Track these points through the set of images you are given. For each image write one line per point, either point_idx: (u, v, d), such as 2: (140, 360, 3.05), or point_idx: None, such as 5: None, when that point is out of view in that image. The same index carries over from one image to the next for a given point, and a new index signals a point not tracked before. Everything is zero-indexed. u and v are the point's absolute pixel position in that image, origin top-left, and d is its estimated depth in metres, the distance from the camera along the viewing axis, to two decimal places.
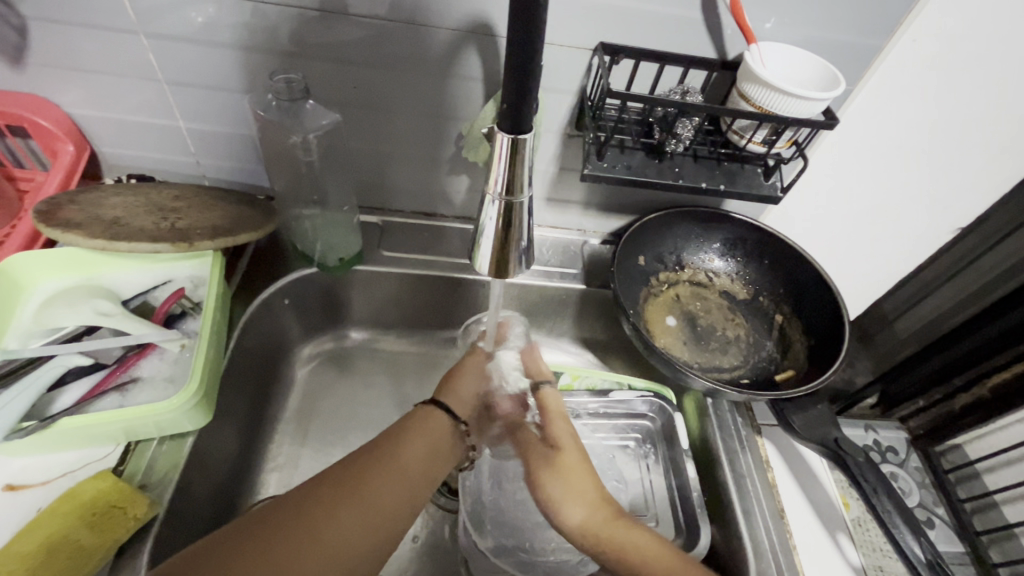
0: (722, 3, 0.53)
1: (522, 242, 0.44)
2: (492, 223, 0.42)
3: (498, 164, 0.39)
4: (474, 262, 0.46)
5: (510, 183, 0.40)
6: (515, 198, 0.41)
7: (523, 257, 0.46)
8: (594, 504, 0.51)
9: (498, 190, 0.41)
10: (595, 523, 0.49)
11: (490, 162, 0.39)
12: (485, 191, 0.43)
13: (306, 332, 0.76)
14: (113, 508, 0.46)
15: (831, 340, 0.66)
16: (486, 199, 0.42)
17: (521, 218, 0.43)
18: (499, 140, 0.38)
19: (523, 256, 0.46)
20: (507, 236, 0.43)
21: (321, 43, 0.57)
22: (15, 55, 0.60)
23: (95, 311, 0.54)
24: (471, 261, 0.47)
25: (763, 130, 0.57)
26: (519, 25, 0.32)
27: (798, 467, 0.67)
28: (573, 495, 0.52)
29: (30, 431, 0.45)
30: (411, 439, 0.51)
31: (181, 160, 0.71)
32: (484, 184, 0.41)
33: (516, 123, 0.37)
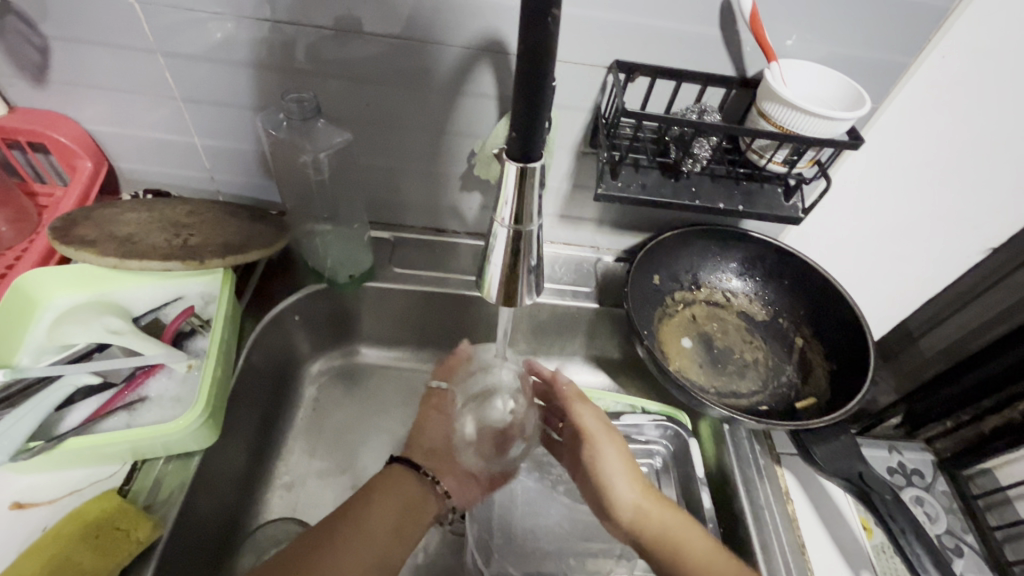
0: (741, 20, 0.52)
1: (534, 266, 0.42)
2: (500, 252, 0.41)
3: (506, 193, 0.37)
4: (482, 289, 0.43)
5: (519, 212, 0.39)
6: (525, 226, 0.40)
7: (534, 283, 0.44)
8: (646, 489, 0.53)
9: (506, 219, 0.39)
10: (650, 502, 0.52)
11: (499, 189, 0.38)
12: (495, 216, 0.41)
13: (315, 348, 0.75)
14: (116, 530, 0.45)
15: (855, 366, 0.64)
16: (494, 226, 0.40)
17: (532, 241, 0.41)
18: (508, 168, 0.36)
19: (534, 280, 0.44)
20: (516, 261, 0.41)
21: (334, 60, 0.57)
22: (37, 75, 0.61)
23: (107, 328, 0.54)
24: (479, 287, 0.45)
25: (784, 150, 0.55)
26: (529, 49, 0.31)
27: (824, 505, 0.62)
28: (623, 474, 0.54)
29: (38, 450, 0.45)
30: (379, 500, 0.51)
31: (195, 175, 0.71)
32: (492, 212, 0.40)
33: (525, 151, 0.36)
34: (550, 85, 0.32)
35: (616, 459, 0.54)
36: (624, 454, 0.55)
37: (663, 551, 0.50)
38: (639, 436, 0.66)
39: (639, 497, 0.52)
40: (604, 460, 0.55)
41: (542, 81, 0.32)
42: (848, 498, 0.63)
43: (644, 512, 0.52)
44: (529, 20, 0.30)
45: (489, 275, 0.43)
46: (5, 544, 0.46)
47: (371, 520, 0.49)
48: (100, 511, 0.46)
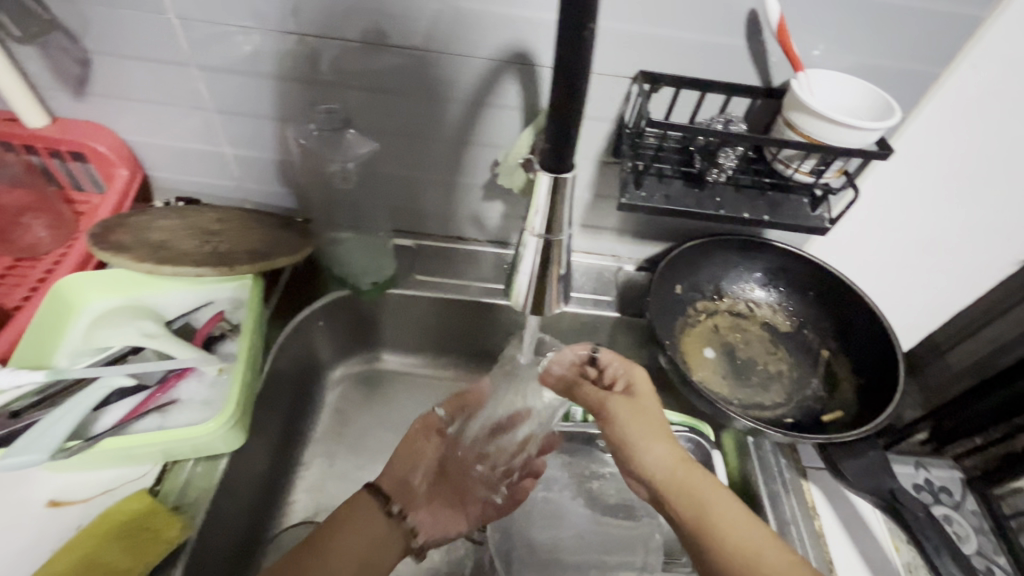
0: (767, 31, 0.52)
1: (563, 271, 0.43)
2: (529, 260, 0.41)
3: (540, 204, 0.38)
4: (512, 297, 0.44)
5: (551, 222, 0.39)
6: (555, 236, 0.40)
7: (563, 293, 0.44)
8: (673, 453, 0.52)
9: (537, 228, 0.40)
10: (674, 465, 0.52)
11: (530, 199, 0.39)
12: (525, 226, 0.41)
13: (338, 354, 0.76)
14: (149, 530, 0.46)
15: (886, 381, 0.63)
16: (525, 236, 0.41)
17: (562, 248, 0.41)
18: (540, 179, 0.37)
19: (563, 289, 0.44)
20: (546, 270, 0.42)
21: (362, 72, 0.58)
22: (78, 87, 0.63)
23: (142, 332, 0.56)
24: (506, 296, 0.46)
25: (811, 160, 0.55)
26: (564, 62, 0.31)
27: (850, 520, 0.60)
28: (647, 437, 0.54)
29: (77, 450, 0.46)
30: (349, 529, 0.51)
31: (224, 184, 0.73)
32: (523, 221, 0.40)
33: (557, 162, 0.36)
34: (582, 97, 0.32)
35: (636, 420, 0.55)
36: (650, 415, 0.55)
37: (687, 512, 0.49)
38: None
39: (664, 459, 0.52)
40: (625, 420, 0.55)
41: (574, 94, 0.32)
42: (876, 512, 0.61)
43: (666, 473, 0.51)
44: (565, 35, 0.30)
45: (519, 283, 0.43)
46: (41, 542, 0.47)
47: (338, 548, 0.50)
48: (133, 511, 0.47)
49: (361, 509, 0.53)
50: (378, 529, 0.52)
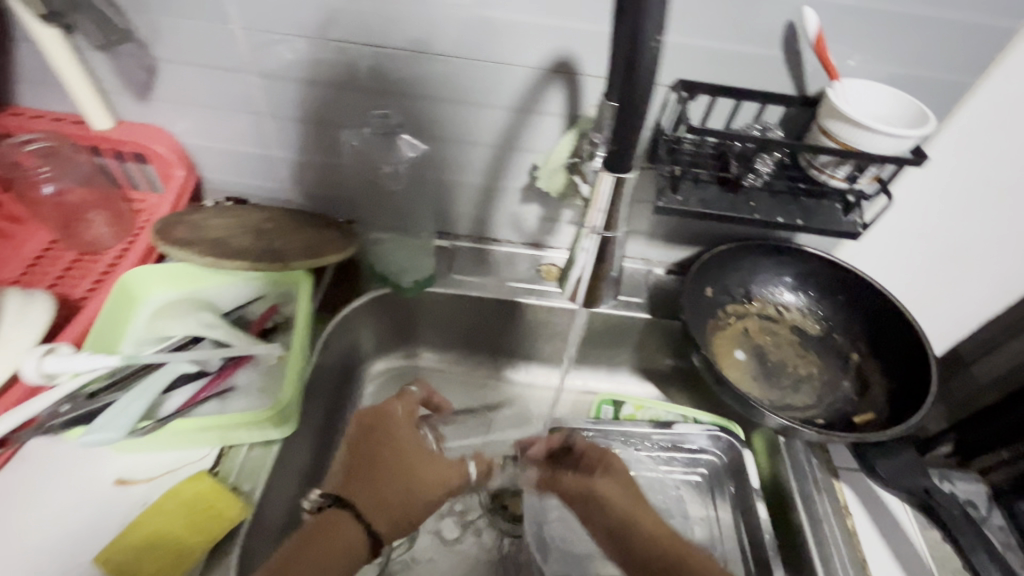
0: (804, 41, 0.54)
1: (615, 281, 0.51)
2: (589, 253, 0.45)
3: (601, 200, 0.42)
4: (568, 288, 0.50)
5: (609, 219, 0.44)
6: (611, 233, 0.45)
7: None
8: (660, 540, 0.50)
9: (597, 224, 0.44)
10: (662, 549, 0.49)
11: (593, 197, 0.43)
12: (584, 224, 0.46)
13: (375, 351, 0.79)
14: (211, 508, 0.49)
15: (916, 386, 0.63)
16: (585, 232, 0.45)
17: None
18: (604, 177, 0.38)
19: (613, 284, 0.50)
20: None
21: (413, 79, 0.62)
22: (142, 92, 0.67)
23: (200, 323, 0.59)
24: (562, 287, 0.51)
25: (846, 167, 0.57)
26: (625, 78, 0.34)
27: (883, 521, 0.60)
28: (629, 516, 0.52)
29: (149, 429, 0.50)
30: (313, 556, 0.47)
31: (270, 186, 0.76)
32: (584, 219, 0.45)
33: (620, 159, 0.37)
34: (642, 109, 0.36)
35: (618, 497, 0.53)
36: (630, 494, 0.54)
37: None
38: (690, 446, 0.67)
39: (649, 540, 0.50)
40: (608, 500, 0.53)
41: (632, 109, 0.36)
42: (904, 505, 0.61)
43: (654, 558, 0.49)
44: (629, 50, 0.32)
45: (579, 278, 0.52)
46: (110, 517, 0.50)
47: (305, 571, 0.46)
48: (195, 490, 0.50)
49: (338, 530, 0.49)
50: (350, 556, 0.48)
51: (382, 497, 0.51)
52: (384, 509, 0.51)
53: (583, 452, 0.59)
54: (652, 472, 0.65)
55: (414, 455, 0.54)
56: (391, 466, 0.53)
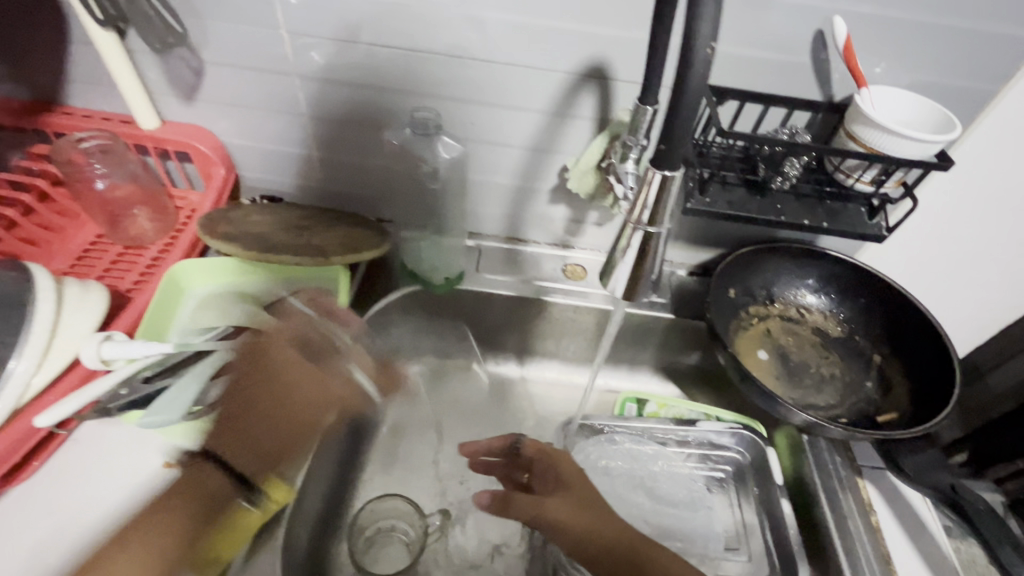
0: (833, 48, 0.56)
1: (653, 276, 0.43)
2: (630, 248, 0.40)
3: (649, 194, 0.37)
4: (604, 281, 0.43)
5: (655, 212, 0.39)
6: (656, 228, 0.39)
7: (654, 284, 0.44)
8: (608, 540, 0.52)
9: (641, 218, 0.39)
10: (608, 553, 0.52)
11: (637, 191, 0.38)
12: (626, 216, 0.41)
13: (403, 346, 0.81)
14: (258, 492, 0.51)
15: (939, 387, 0.65)
16: (627, 226, 0.40)
17: (656, 254, 0.41)
18: (652, 176, 0.36)
19: (652, 284, 0.44)
20: (644, 259, 0.41)
21: (450, 83, 0.64)
22: (188, 92, 0.69)
23: (245, 314, 0.63)
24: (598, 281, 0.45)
25: (873, 170, 0.58)
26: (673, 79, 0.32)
27: (908, 520, 0.61)
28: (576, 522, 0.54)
29: (203, 414, 0.53)
30: (184, 495, 0.49)
31: (305, 185, 0.78)
32: (626, 212, 0.40)
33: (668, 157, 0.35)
34: (693, 106, 0.33)
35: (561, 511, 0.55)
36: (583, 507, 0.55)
37: None
38: (713, 443, 0.68)
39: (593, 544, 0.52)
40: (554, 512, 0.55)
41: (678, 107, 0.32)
42: (924, 497, 0.63)
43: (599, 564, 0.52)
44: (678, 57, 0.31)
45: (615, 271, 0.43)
46: (160, 498, 0.52)
47: (183, 509, 0.48)
48: (241, 475, 0.52)
49: (205, 473, 0.50)
50: (219, 497, 0.50)
51: (230, 426, 0.53)
52: (245, 446, 0.52)
53: (533, 456, 0.61)
54: (676, 466, 0.68)
55: (260, 376, 0.55)
56: (246, 402, 0.54)
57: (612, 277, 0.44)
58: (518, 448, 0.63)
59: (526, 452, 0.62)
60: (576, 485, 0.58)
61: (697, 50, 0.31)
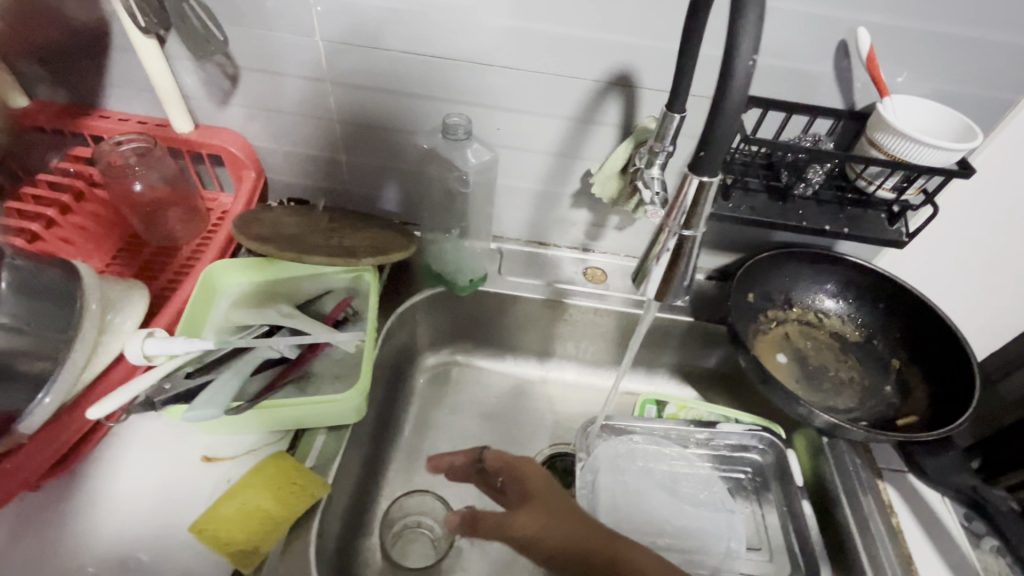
0: (855, 58, 0.57)
1: (686, 279, 0.44)
2: (663, 251, 0.42)
3: (682, 201, 0.38)
4: (638, 283, 0.45)
5: (689, 217, 0.40)
6: (690, 233, 0.41)
7: (685, 286, 0.45)
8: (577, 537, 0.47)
9: (676, 223, 0.40)
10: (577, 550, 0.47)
11: (671, 196, 0.39)
12: (661, 221, 0.42)
13: (425, 347, 0.83)
14: (295, 484, 0.53)
15: (959, 391, 0.65)
16: (662, 230, 0.41)
17: (689, 257, 0.42)
18: (687, 182, 0.37)
19: (684, 285, 0.45)
20: (677, 261, 0.42)
21: (477, 89, 0.66)
22: (222, 97, 0.71)
23: (279, 313, 0.64)
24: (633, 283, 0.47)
25: (894, 178, 0.60)
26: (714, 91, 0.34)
27: (928, 521, 0.62)
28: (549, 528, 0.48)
29: (244, 408, 0.53)
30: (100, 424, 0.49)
31: (332, 187, 0.80)
32: (661, 216, 0.41)
33: (702, 163, 0.36)
34: (733, 116, 0.34)
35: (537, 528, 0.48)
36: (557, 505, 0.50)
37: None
38: (732, 444, 0.69)
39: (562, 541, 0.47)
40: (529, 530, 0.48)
41: (717, 118, 0.34)
42: (944, 498, 0.63)
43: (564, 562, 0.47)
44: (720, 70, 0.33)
45: (647, 274, 0.45)
46: (201, 490, 0.54)
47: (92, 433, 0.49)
48: (280, 467, 0.54)
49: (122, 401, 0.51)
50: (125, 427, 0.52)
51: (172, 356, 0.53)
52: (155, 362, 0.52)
53: (497, 469, 0.55)
54: (696, 467, 0.68)
55: None
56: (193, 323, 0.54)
57: (645, 279, 0.46)
58: (483, 461, 0.56)
59: (491, 464, 0.55)
60: (540, 495, 0.51)
61: (740, 63, 0.32)
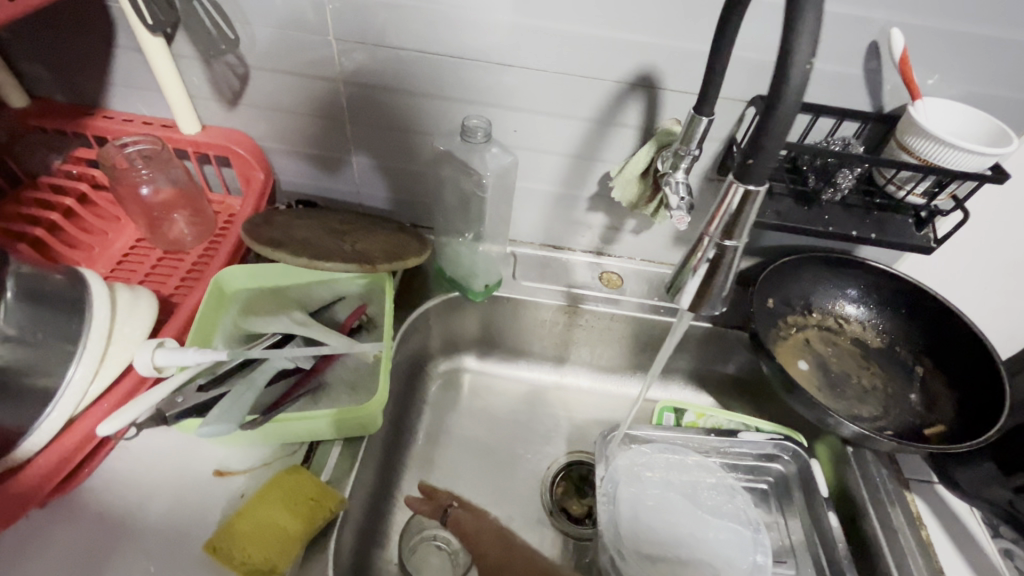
0: (887, 60, 0.56)
1: (724, 292, 0.42)
2: (700, 261, 0.40)
3: (723, 210, 0.37)
4: (673, 294, 0.43)
5: (731, 226, 0.38)
6: (731, 243, 0.39)
7: (723, 300, 0.43)
8: None
9: (715, 233, 0.38)
10: None
11: (712, 205, 0.38)
12: (699, 230, 0.40)
13: (437, 352, 0.81)
14: (311, 500, 0.51)
15: (987, 399, 0.64)
16: (700, 240, 0.40)
17: (728, 269, 0.40)
18: (731, 189, 0.36)
19: (721, 299, 0.43)
20: (715, 273, 0.41)
21: (494, 90, 0.64)
22: (231, 97, 0.69)
23: (292, 320, 0.62)
24: (667, 294, 0.45)
25: (925, 182, 0.58)
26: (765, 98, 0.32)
27: (957, 533, 0.61)
28: None
29: (258, 422, 0.51)
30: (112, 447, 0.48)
31: (342, 189, 0.78)
32: (701, 225, 0.39)
33: (748, 170, 0.35)
34: (786, 122, 0.32)
35: None
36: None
37: None
38: (756, 454, 0.68)
39: None
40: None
41: (768, 124, 0.32)
42: (973, 509, 0.62)
43: None
44: (773, 74, 0.32)
45: (683, 285, 0.43)
46: (211, 506, 0.52)
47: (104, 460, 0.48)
48: (296, 481, 0.52)
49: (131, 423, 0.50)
50: None
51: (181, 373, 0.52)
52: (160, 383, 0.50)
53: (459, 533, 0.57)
54: (719, 478, 0.67)
55: None
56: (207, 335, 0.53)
57: (680, 290, 0.44)
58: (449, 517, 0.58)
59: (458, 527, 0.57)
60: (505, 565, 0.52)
61: (796, 65, 0.31)
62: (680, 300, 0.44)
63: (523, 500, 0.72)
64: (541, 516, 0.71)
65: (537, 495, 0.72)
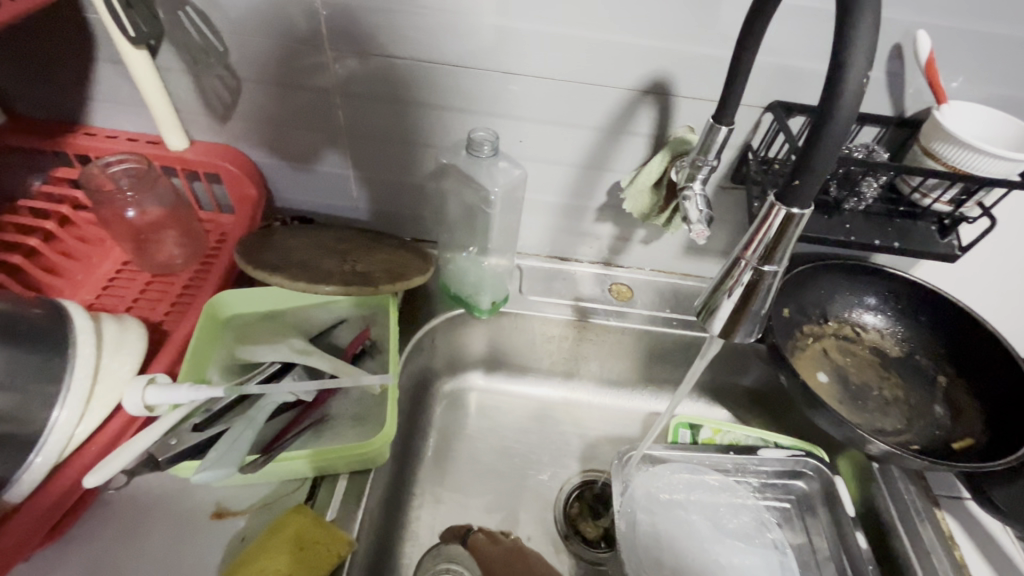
0: (912, 63, 0.53)
1: (761, 314, 0.39)
2: (735, 286, 0.38)
3: (762, 233, 0.35)
4: (703, 318, 0.41)
5: (770, 250, 0.36)
6: (770, 268, 0.37)
7: (757, 327, 0.40)
8: None
9: (753, 256, 0.36)
10: None
11: (751, 226, 0.35)
12: (734, 252, 0.38)
13: (443, 371, 0.78)
14: (318, 544, 0.47)
15: (1016, 411, 0.62)
16: (736, 263, 0.38)
17: (765, 293, 0.38)
18: (773, 211, 0.34)
19: (756, 326, 0.40)
20: (751, 299, 0.38)
21: (499, 99, 0.61)
22: (221, 111, 0.66)
23: (291, 348, 0.59)
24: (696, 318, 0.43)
25: (952, 190, 0.56)
26: (814, 116, 0.31)
27: (990, 550, 0.59)
28: None
29: (258, 464, 0.49)
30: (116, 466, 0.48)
31: (338, 204, 0.75)
32: (736, 247, 0.37)
33: (791, 191, 0.32)
34: (837, 141, 0.30)
35: None
36: None
37: None
38: (777, 471, 0.65)
39: None
40: None
41: (820, 143, 0.30)
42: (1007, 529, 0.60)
43: None
44: (822, 92, 0.30)
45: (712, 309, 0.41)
46: (208, 552, 0.49)
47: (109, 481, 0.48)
48: (300, 525, 0.48)
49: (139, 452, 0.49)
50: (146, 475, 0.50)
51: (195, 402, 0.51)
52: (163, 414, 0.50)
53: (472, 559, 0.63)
54: (741, 498, 0.64)
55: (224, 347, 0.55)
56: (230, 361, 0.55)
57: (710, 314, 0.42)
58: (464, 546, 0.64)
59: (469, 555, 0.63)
60: None
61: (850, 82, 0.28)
62: (710, 326, 0.41)
63: (537, 525, 0.69)
64: (556, 541, 0.68)
65: (552, 519, 0.70)
